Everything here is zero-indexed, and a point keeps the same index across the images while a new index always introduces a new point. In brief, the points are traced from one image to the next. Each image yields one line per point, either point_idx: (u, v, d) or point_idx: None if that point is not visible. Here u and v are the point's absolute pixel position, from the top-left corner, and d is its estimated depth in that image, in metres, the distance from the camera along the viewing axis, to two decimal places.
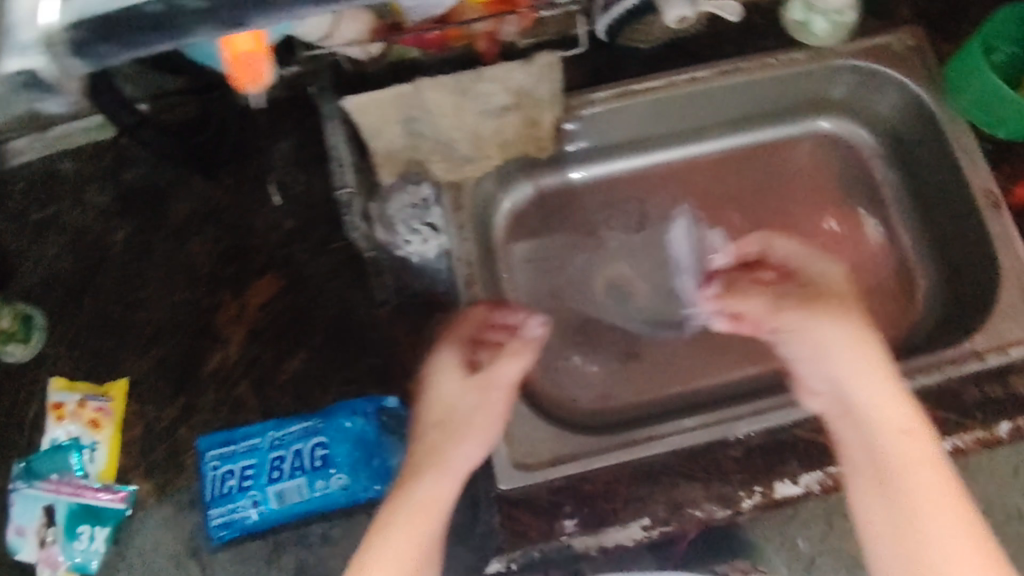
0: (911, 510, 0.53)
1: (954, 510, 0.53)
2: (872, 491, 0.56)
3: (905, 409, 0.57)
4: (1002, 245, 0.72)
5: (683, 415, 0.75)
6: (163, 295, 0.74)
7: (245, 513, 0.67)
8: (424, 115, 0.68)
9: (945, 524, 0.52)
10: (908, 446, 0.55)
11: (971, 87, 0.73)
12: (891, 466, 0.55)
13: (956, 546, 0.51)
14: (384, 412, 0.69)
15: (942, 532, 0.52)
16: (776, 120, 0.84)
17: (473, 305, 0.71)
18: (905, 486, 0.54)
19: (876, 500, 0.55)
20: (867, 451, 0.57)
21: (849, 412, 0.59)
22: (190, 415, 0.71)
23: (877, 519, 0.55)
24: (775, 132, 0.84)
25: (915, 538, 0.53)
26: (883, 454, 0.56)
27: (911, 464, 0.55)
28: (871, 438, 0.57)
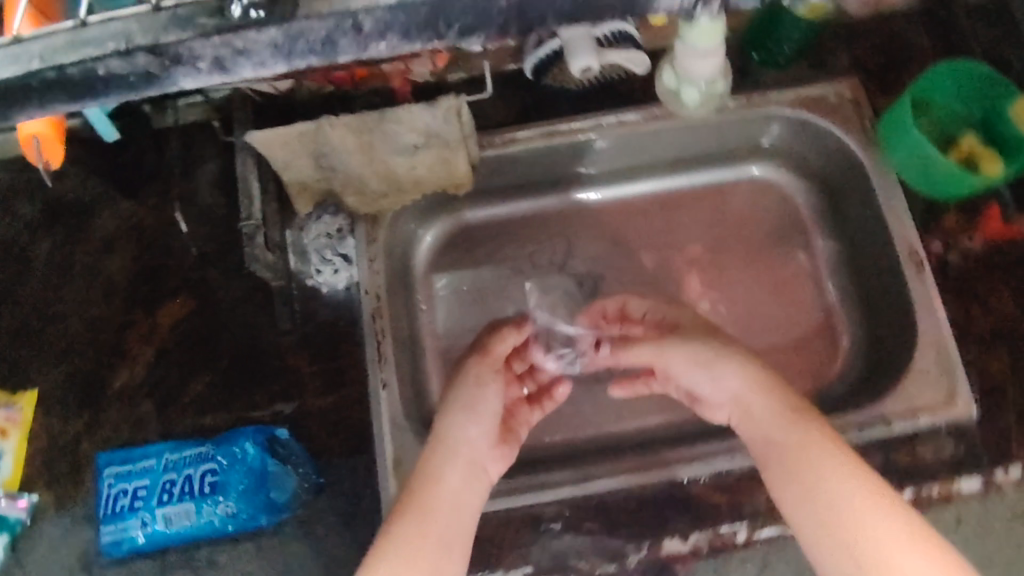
0: (829, 519, 0.52)
1: (860, 496, 0.52)
2: (792, 508, 0.55)
3: (800, 426, 0.58)
4: (922, 311, 0.69)
5: (589, 461, 0.74)
6: (78, 308, 0.75)
7: (132, 533, 0.68)
8: (332, 151, 0.68)
9: (856, 510, 0.51)
10: (798, 458, 0.56)
11: (897, 145, 0.71)
12: (800, 474, 0.55)
13: (866, 528, 0.50)
14: (274, 443, 0.69)
15: (856, 519, 0.51)
16: (713, 162, 0.82)
17: (376, 338, 0.71)
18: (818, 486, 0.54)
19: (799, 512, 0.54)
20: (791, 474, 0.56)
21: (769, 444, 0.59)
22: (94, 429, 0.72)
23: (810, 531, 0.53)
24: (707, 176, 0.82)
25: (841, 535, 0.51)
26: (810, 473, 0.55)
27: (811, 466, 0.55)
28: (784, 470, 0.56)
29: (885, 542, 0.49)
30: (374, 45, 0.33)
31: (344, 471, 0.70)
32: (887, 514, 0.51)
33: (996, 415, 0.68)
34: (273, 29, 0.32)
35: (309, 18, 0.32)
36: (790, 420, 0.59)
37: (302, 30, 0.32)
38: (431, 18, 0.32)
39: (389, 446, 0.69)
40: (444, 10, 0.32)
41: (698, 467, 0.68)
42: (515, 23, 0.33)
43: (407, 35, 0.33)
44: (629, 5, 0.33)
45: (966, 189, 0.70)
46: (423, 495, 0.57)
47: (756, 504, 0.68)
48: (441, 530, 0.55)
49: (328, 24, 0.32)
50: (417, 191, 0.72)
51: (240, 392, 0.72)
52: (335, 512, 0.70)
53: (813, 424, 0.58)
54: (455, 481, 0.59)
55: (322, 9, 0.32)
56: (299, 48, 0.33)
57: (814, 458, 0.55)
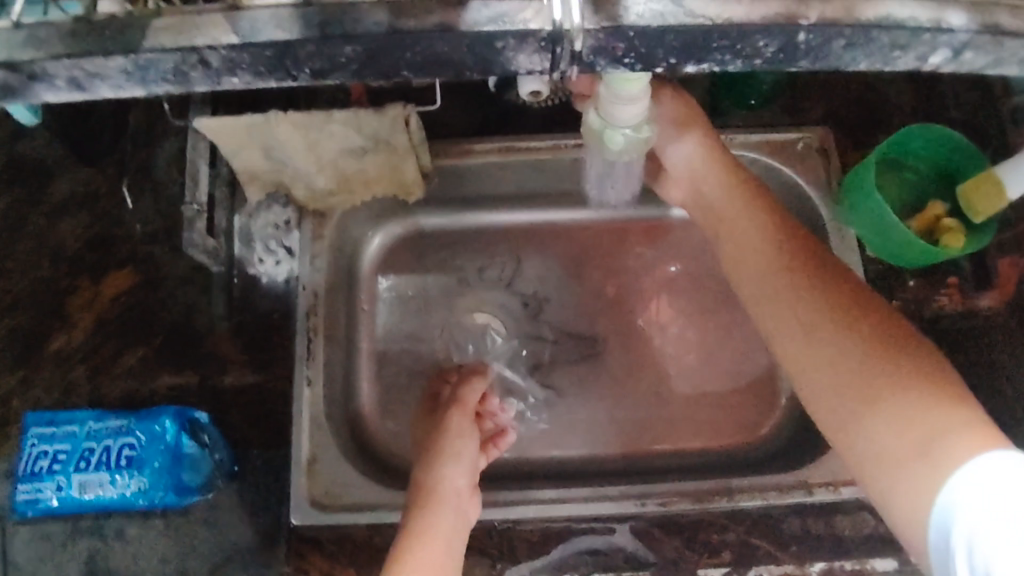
0: (867, 427, 0.47)
1: (919, 392, 0.46)
2: (831, 412, 0.50)
3: (832, 312, 0.53)
4: None
5: (507, 486, 0.74)
6: (25, 268, 0.76)
7: (47, 496, 0.67)
8: (280, 145, 0.66)
9: (902, 408, 0.46)
10: (877, 341, 0.50)
11: (863, 206, 0.69)
12: (835, 396, 0.50)
13: (916, 416, 0.45)
14: (195, 427, 0.69)
15: (901, 412, 0.46)
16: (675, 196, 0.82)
17: (308, 335, 0.71)
18: (869, 392, 0.48)
19: (847, 434, 0.48)
20: (882, 423, 0.46)
21: (849, 409, 0.48)
22: (24, 389, 0.73)
23: (839, 434, 0.49)
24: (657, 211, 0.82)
25: (866, 441, 0.47)
26: (894, 445, 0.45)
27: (874, 361, 0.49)
28: (774, 293, 0.57)
29: (934, 430, 0.44)
30: (227, 79, 0.37)
31: (260, 465, 0.70)
32: (932, 399, 0.45)
33: None
34: (123, 56, 0.35)
35: (157, 50, 0.35)
36: (819, 299, 0.54)
37: (152, 60, 0.35)
38: (278, 59, 0.36)
39: (306, 446, 0.69)
40: (290, 55, 0.36)
41: (610, 507, 0.68)
42: (361, 68, 0.37)
43: (258, 72, 0.36)
44: (474, 63, 0.36)
45: (922, 259, 0.68)
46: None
47: (662, 552, 0.67)
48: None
49: (176, 56, 0.35)
50: (366, 192, 0.73)
51: (168, 370, 0.72)
52: (245, 503, 0.69)
53: (879, 304, 0.53)
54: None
55: (170, 42, 0.35)
56: (152, 75, 0.36)
57: (896, 356, 0.49)
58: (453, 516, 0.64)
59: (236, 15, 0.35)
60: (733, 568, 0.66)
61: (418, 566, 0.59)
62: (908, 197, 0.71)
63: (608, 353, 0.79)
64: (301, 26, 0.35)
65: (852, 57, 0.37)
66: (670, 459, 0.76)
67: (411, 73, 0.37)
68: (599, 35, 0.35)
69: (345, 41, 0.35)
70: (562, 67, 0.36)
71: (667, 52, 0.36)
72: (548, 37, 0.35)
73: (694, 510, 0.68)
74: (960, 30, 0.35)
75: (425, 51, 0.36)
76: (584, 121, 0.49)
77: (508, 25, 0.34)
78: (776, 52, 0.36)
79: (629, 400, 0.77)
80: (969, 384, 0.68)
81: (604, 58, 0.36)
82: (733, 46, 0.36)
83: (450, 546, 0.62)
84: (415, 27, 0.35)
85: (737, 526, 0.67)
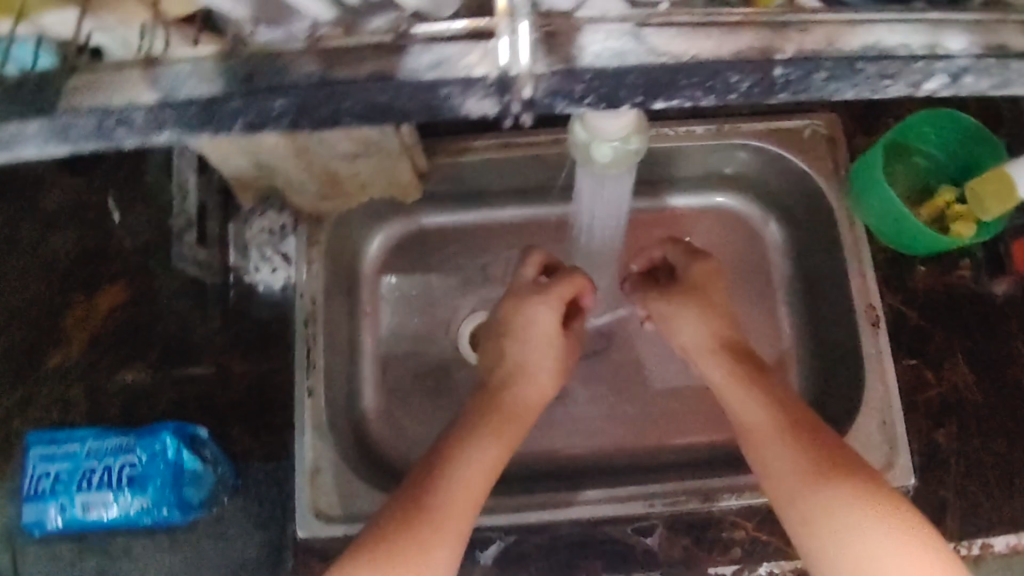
0: (851, 565, 0.51)
1: (902, 538, 0.50)
2: (810, 543, 0.53)
3: (813, 462, 0.56)
4: (871, 368, 0.68)
5: (516, 486, 0.73)
6: (17, 284, 0.74)
7: (51, 517, 0.67)
8: (267, 154, 0.63)
9: (885, 556, 0.50)
10: (846, 481, 0.54)
11: (868, 198, 0.69)
12: (821, 520, 0.53)
13: (912, 572, 0.49)
14: (196, 441, 0.68)
15: (877, 559, 0.50)
16: (679, 184, 0.81)
17: (307, 344, 0.70)
18: (842, 531, 0.52)
19: (825, 563, 0.52)
20: (794, 458, 0.57)
21: (771, 441, 0.59)
22: (22, 409, 0.72)
23: (818, 566, 0.53)
24: (685, 200, 0.82)
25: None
26: (823, 510, 0.54)
27: (836, 499, 0.53)
28: (759, 447, 0.59)
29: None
30: (155, 135, 0.34)
31: (262, 477, 0.69)
32: (922, 552, 0.49)
33: (937, 484, 0.66)
34: (38, 119, 0.33)
35: (74, 112, 0.33)
36: (805, 447, 0.57)
37: (70, 122, 0.33)
38: (204, 116, 0.33)
39: (308, 455, 0.68)
40: (215, 110, 0.33)
41: (618, 509, 0.67)
42: (297, 120, 0.34)
43: (185, 127, 0.34)
44: (417, 110, 0.34)
45: (931, 249, 0.68)
46: (415, 538, 0.53)
47: (674, 552, 0.66)
48: (428, 575, 0.52)
49: (94, 117, 0.33)
50: (361, 195, 0.71)
51: (166, 384, 0.71)
52: (250, 516, 0.68)
53: (852, 455, 0.57)
54: (458, 513, 0.56)
55: (85, 103, 0.33)
56: (76, 135, 0.34)
57: (870, 496, 0.53)
58: (492, 457, 0.61)
59: (154, 71, 0.33)
60: (743, 565, 0.65)
61: (443, 501, 0.56)
62: (913, 184, 0.73)
63: (617, 349, 0.79)
64: (223, 79, 0.33)
65: (836, 87, 0.34)
66: (681, 454, 0.75)
67: (355, 120, 0.34)
68: (553, 79, 0.32)
69: (271, 94, 0.33)
70: (514, 111, 0.33)
71: (630, 92, 0.33)
72: (496, 83, 0.32)
73: (704, 508, 0.67)
74: (959, 55, 0.33)
75: (363, 101, 0.33)
76: (568, 134, 0.47)
77: (449, 72, 0.32)
78: (752, 87, 0.33)
79: (637, 395, 0.77)
80: (977, 371, 0.69)
81: (562, 99, 0.33)
82: (703, 83, 0.33)
83: (478, 491, 0.58)
84: (348, 77, 0.32)
85: (747, 523, 0.66)
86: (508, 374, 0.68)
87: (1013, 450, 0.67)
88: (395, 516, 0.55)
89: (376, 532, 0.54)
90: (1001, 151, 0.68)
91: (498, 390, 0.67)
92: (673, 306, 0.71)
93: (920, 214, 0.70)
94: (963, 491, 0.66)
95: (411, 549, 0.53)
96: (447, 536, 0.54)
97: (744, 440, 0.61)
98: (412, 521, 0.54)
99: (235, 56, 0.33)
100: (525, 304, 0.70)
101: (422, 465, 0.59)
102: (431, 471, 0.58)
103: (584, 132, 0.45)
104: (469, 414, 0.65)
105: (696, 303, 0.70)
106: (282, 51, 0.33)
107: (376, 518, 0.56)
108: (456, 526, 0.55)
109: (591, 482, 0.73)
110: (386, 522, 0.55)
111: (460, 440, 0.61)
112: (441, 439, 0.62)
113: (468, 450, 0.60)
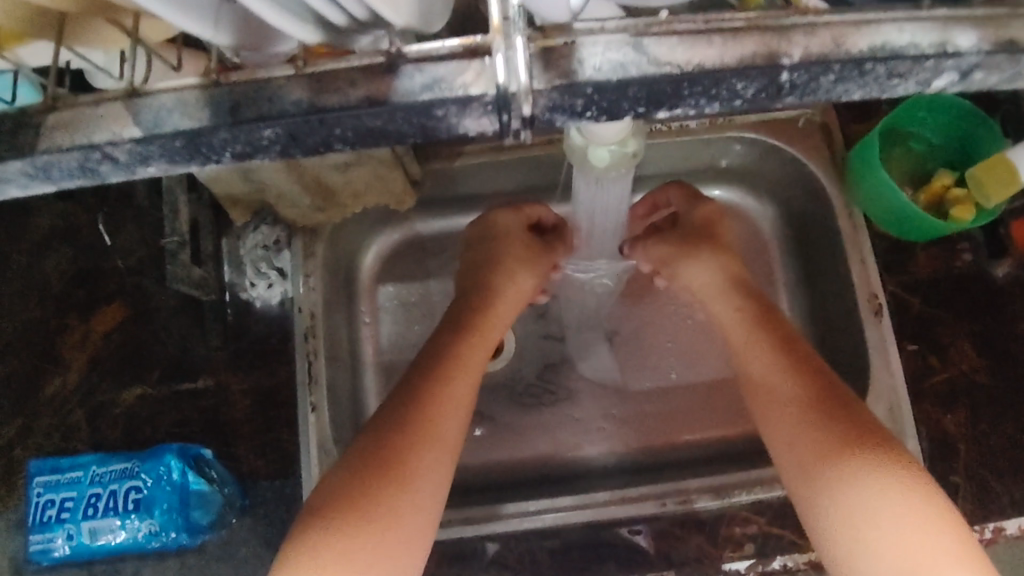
0: (844, 521, 0.48)
1: (900, 492, 0.47)
2: (810, 498, 0.51)
3: (819, 417, 0.53)
4: (875, 355, 0.66)
5: (524, 491, 0.73)
6: (13, 309, 0.74)
7: (58, 545, 0.67)
8: (258, 170, 0.63)
9: (879, 510, 0.47)
10: (857, 438, 0.51)
11: (868, 185, 0.68)
12: (825, 477, 0.50)
13: (906, 527, 0.46)
14: (201, 463, 0.68)
15: (869, 509, 0.47)
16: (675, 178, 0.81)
17: (308, 358, 0.67)
18: (841, 484, 0.49)
19: (823, 518, 0.50)
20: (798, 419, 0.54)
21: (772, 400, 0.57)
22: (24, 438, 0.71)
23: (815, 522, 0.50)
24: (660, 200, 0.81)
25: (847, 534, 0.48)
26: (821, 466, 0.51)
27: (840, 456, 0.50)
28: (769, 408, 0.57)
29: (922, 552, 0.45)
30: (141, 169, 0.33)
31: (269, 495, 0.68)
32: (919, 508, 0.46)
33: (947, 471, 0.66)
34: (17, 161, 0.31)
35: (54, 150, 0.31)
36: (817, 401, 0.54)
37: (50, 162, 0.32)
38: (191, 149, 0.32)
39: (316, 472, 0.64)
40: (203, 143, 0.32)
41: (628, 509, 0.65)
42: (288, 149, 0.33)
43: (172, 160, 0.32)
44: (415, 131, 0.32)
45: (933, 234, 0.68)
46: (384, 499, 0.50)
47: (686, 551, 0.66)
48: (400, 542, 0.50)
49: (75, 155, 0.32)
50: (356, 205, 0.70)
51: (168, 405, 0.70)
52: (259, 536, 0.68)
53: (864, 413, 0.53)
54: (428, 470, 0.53)
55: (65, 142, 0.31)
56: (57, 173, 0.32)
57: (875, 451, 0.50)
58: (458, 405, 0.57)
59: (135, 104, 0.31)
60: (758, 561, 0.65)
61: (412, 456, 0.53)
62: (912, 169, 0.72)
63: (621, 343, 0.77)
64: (211, 111, 0.31)
65: (845, 89, 0.33)
66: (690, 450, 0.74)
67: (347, 145, 0.33)
68: (552, 94, 0.31)
69: (262, 124, 0.31)
70: (514, 129, 0.32)
71: (633, 104, 0.32)
72: (494, 101, 0.31)
73: (715, 505, 0.65)
74: (970, 52, 0.31)
75: (356, 124, 0.32)
76: (565, 141, 0.46)
77: (446, 91, 0.31)
78: (758, 92, 0.32)
79: (643, 394, 0.76)
80: (983, 355, 0.69)
81: (562, 114, 0.32)
82: (708, 90, 0.32)
83: (450, 445, 0.56)
84: (339, 103, 0.31)
85: (759, 519, 0.66)
86: (481, 285, 0.67)
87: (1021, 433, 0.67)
88: (360, 473, 0.51)
89: (339, 492, 0.50)
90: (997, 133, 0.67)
91: (476, 317, 0.64)
92: (678, 252, 0.69)
93: (918, 199, 0.70)
94: (973, 477, 0.66)
95: (376, 512, 0.49)
96: (418, 499, 0.52)
97: (756, 400, 0.59)
98: (377, 479, 0.51)
99: (222, 85, 0.31)
100: (504, 234, 0.69)
101: (386, 411, 0.55)
102: (399, 417, 0.54)
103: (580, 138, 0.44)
104: (431, 352, 0.60)
105: (701, 245, 0.68)
106: (270, 79, 0.31)
107: (333, 473, 0.52)
108: (428, 481, 0.53)
109: (599, 483, 0.72)
110: (346, 480, 0.51)
111: (423, 382, 0.57)
112: (404, 376, 0.58)
113: (437, 394, 0.56)
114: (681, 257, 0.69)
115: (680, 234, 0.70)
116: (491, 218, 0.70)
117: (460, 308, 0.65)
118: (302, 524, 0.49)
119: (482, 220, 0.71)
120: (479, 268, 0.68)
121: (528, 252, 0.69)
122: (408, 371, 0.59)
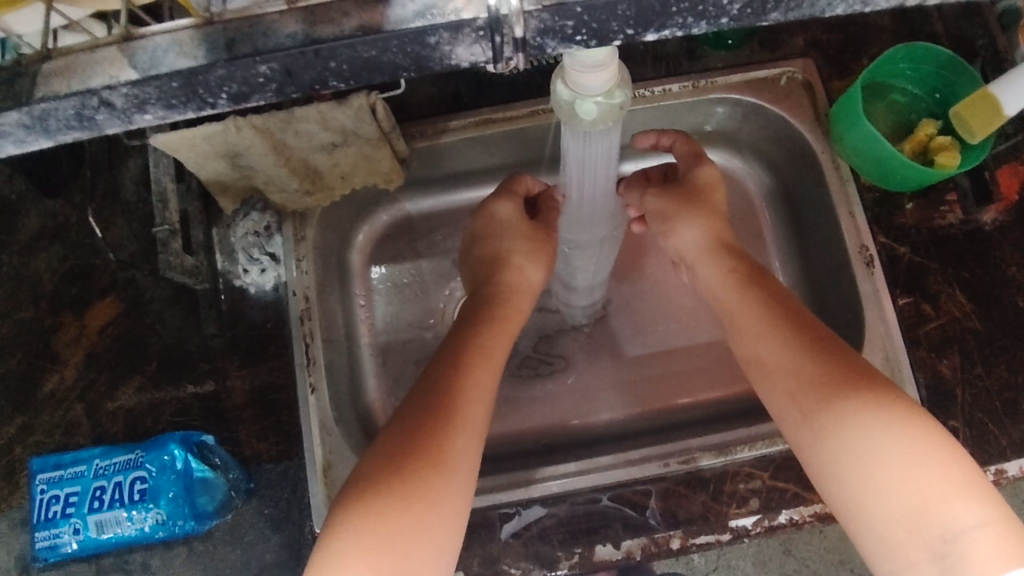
0: (852, 464, 0.49)
1: (906, 437, 0.47)
2: (815, 445, 0.51)
3: (817, 369, 0.53)
4: (869, 307, 0.67)
5: (530, 462, 0.73)
6: (8, 309, 0.74)
7: (65, 541, 0.67)
8: (244, 152, 0.62)
9: (888, 456, 0.47)
10: (856, 385, 0.51)
11: (853, 138, 0.69)
12: (826, 426, 0.51)
13: (914, 464, 0.46)
14: (205, 449, 0.68)
15: (878, 457, 0.48)
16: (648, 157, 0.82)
17: (305, 341, 0.67)
18: (844, 429, 0.50)
19: (829, 462, 0.50)
20: (787, 379, 0.55)
21: (764, 363, 0.57)
22: (25, 435, 0.71)
23: (821, 470, 0.51)
24: (638, 165, 0.83)
25: (856, 476, 0.48)
26: (822, 420, 0.51)
27: (841, 403, 0.51)
28: (767, 367, 0.57)
29: (931, 488, 0.45)
30: (139, 116, 0.33)
31: (273, 478, 0.68)
32: (924, 444, 0.47)
33: (946, 416, 0.67)
34: (15, 111, 0.31)
35: (50, 99, 0.31)
36: (813, 354, 0.54)
37: (48, 110, 0.32)
38: (188, 89, 0.32)
39: (318, 452, 0.64)
40: (199, 82, 0.32)
41: (631, 471, 0.66)
42: (283, 86, 0.32)
43: (170, 104, 0.32)
44: (409, 63, 0.32)
45: (917, 184, 0.68)
46: (422, 484, 0.49)
47: (692, 508, 0.66)
48: (437, 526, 0.48)
49: (73, 102, 0.31)
50: (345, 186, 0.70)
51: (167, 393, 0.70)
52: (266, 519, 0.68)
53: (863, 363, 0.53)
54: (463, 457, 0.52)
55: (63, 88, 0.31)
56: (54, 124, 0.32)
57: (877, 395, 0.50)
58: (483, 396, 0.56)
59: (130, 46, 0.31)
60: (764, 515, 0.65)
61: (446, 441, 0.51)
62: (895, 121, 0.73)
63: (615, 314, 0.78)
64: (206, 49, 0.31)
65: (828, 3, 0.30)
66: (694, 412, 0.75)
67: (342, 81, 0.33)
68: (543, 16, 0.30)
69: (258, 60, 0.31)
70: (507, 54, 0.31)
71: (622, 24, 0.31)
72: (485, 25, 0.30)
73: (718, 462, 0.66)
74: None
75: (350, 57, 0.31)
76: (551, 95, 0.48)
77: (439, 17, 0.30)
78: (744, 8, 0.30)
79: (638, 361, 0.77)
80: (975, 301, 0.70)
81: (553, 38, 0.31)
82: (695, 7, 0.30)
83: (477, 427, 0.54)
84: (334, 33, 0.31)
85: (764, 473, 0.66)
86: (495, 280, 0.66)
87: (1016, 374, 0.68)
88: (398, 459, 0.50)
89: (378, 480, 0.49)
90: (976, 80, 0.68)
91: (499, 309, 0.63)
92: (675, 206, 0.68)
93: (904, 148, 0.70)
94: (970, 420, 0.67)
95: (412, 497, 0.48)
96: (455, 483, 0.50)
97: (750, 361, 0.58)
98: (410, 463, 0.50)
99: (215, 22, 0.31)
100: (511, 227, 0.68)
101: (413, 400, 0.54)
102: (432, 406, 0.53)
103: (570, 92, 0.46)
104: (449, 343, 0.60)
105: (697, 204, 0.68)
106: (264, 14, 0.31)
107: (369, 461, 0.51)
108: (464, 468, 0.51)
109: (611, 448, 0.73)
110: (386, 466, 0.50)
111: (450, 371, 0.56)
112: (429, 367, 0.57)
113: (463, 379, 0.55)
114: (676, 211, 0.68)
115: (678, 192, 0.68)
116: (493, 210, 0.69)
117: (480, 303, 0.64)
118: (340, 511, 0.48)
119: (482, 212, 0.69)
120: (497, 265, 0.67)
121: (540, 236, 0.69)
122: (434, 361, 0.58)
